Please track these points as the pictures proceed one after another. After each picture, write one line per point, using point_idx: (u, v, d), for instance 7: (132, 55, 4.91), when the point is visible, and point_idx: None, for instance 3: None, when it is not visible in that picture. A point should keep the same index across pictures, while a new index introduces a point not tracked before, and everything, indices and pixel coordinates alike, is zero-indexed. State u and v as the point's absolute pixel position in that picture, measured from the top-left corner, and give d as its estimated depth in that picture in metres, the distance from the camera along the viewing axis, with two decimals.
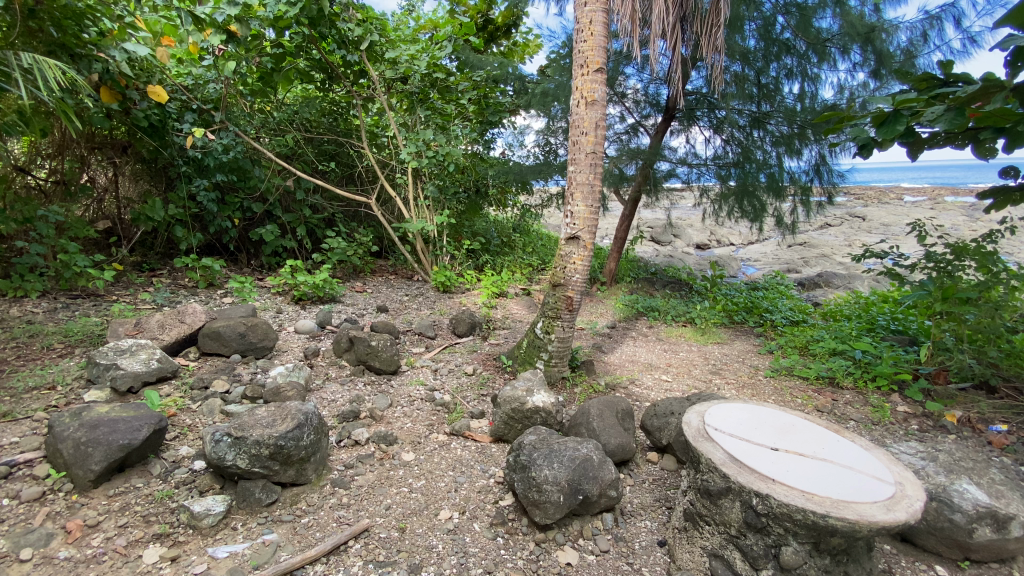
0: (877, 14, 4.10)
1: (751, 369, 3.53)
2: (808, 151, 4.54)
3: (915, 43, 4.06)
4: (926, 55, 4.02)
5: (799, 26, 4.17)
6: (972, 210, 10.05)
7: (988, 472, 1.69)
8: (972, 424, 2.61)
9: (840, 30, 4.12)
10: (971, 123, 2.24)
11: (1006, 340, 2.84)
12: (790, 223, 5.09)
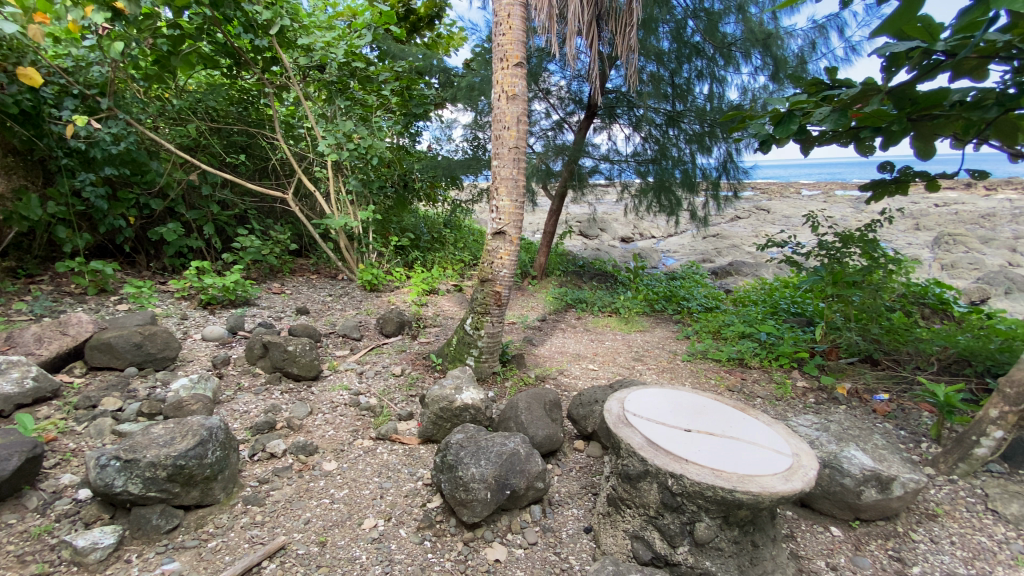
0: (773, 22, 4.41)
1: (670, 354, 3.71)
2: (717, 149, 4.84)
3: (807, 49, 4.42)
4: (814, 61, 4.40)
5: (707, 30, 4.41)
6: (857, 202, 11.23)
7: (872, 439, 1.87)
8: (859, 395, 2.90)
9: (743, 36, 4.41)
10: (852, 123, 2.49)
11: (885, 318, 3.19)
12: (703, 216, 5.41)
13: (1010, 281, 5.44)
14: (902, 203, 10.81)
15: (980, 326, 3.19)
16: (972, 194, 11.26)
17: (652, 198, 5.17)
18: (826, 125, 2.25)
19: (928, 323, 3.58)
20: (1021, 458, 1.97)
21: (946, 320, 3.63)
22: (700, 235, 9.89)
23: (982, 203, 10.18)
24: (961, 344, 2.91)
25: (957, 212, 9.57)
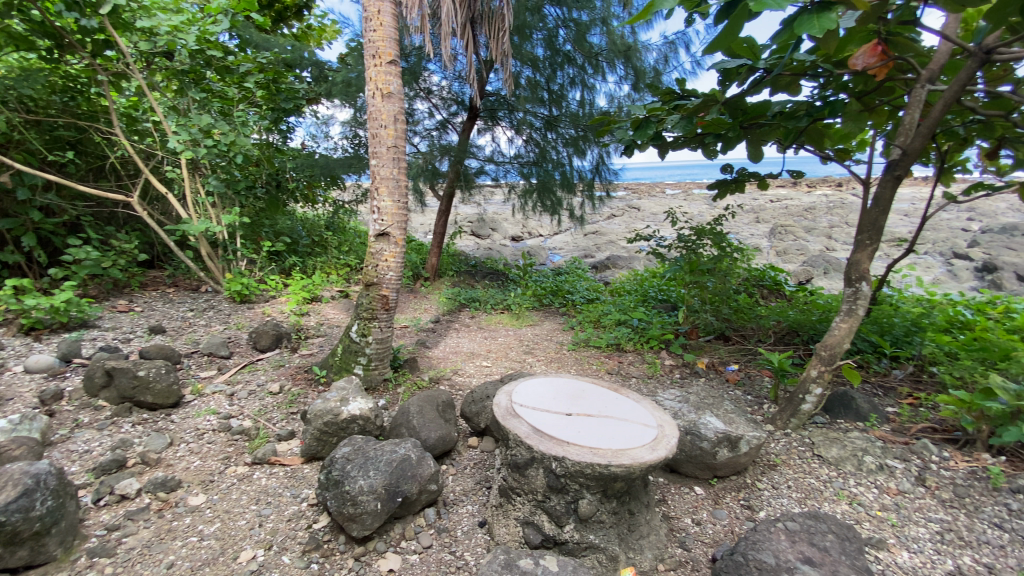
0: (633, 36, 4.79)
1: (557, 345, 3.91)
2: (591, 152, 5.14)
3: (662, 61, 4.89)
4: (668, 74, 4.89)
5: (576, 39, 4.67)
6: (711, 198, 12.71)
7: (724, 405, 2.14)
8: (715, 367, 3.30)
9: (607, 46, 4.73)
10: (699, 130, 2.82)
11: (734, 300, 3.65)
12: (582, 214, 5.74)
13: (826, 262, 6.52)
14: (746, 199, 12.44)
15: (805, 302, 3.79)
16: (798, 191, 13.30)
17: (534, 198, 5.39)
18: (678, 131, 2.52)
19: (767, 302, 4.18)
20: (837, 409, 2.40)
21: (780, 298, 4.27)
22: (582, 231, 10.51)
23: (805, 198, 12.09)
24: (790, 318, 3.47)
25: (787, 206, 11.23)
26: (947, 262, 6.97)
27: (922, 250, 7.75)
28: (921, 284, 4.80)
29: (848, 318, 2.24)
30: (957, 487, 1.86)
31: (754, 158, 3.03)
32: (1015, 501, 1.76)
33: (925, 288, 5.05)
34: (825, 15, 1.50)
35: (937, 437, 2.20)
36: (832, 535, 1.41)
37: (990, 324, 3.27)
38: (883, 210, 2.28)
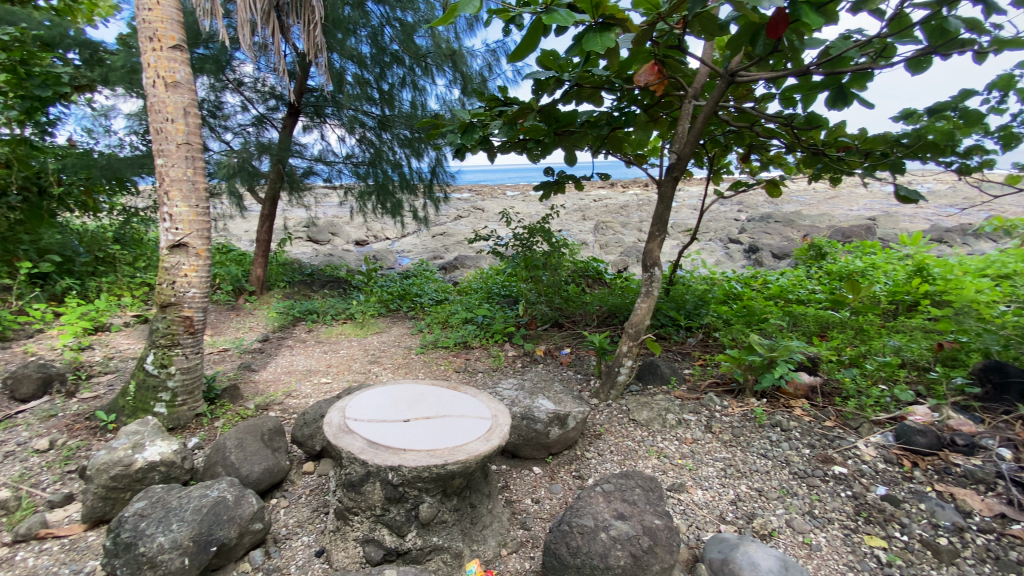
0: (458, 41, 4.87)
1: (404, 350, 3.82)
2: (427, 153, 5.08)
3: (487, 69, 5.06)
4: (493, 80, 5.09)
5: (403, 39, 4.55)
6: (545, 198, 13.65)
7: (553, 387, 2.32)
8: (552, 353, 3.55)
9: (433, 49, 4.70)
10: (522, 135, 2.99)
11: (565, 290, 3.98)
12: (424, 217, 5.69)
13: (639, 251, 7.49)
14: (573, 199, 13.65)
15: (621, 287, 4.30)
16: (615, 190, 15.03)
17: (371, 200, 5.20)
18: (502, 135, 2.66)
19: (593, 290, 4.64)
20: (647, 376, 2.78)
21: (604, 285, 4.78)
22: (428, 233, 10.44)
23: (622, 196, 13.70)
24: (610, 302, 3.89)
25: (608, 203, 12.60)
26: (726, 246, 8.54)
27: (708, 237, 9.36)
28: (707, 264, 5.79)
29: (647, 298, 2.61)
30: (733, 428, 2.28)
31: (569, 161, 3.34)
32: (772, 432, 2.23)
33: (710, 269, 6.11)
34: (607, 35, 1.71)
35: (720, 390, 2.68)
36: (640, 488, 1.62)
37: (753, 294, 4.09)
38: (668, 206, 2.71)
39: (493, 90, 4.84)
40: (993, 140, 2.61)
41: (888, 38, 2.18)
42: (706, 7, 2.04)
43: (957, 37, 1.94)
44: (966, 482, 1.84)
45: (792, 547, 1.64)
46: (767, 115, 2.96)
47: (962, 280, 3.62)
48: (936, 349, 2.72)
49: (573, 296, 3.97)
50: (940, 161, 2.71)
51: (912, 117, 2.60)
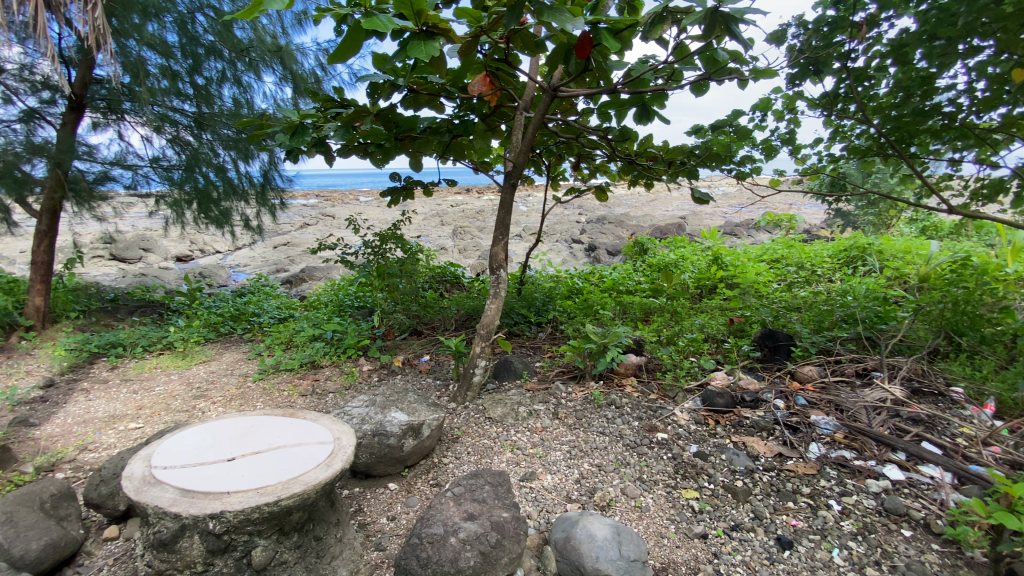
0: (286, 37, 4.49)
1: (239, 379, 3.40)
2: (257, 157, 4.60)
3: (321, 68, 4.69)
4: (329, 80, 4.78)
5: (220, 31, 4.05)
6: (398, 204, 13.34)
7: (407, 398, 2.28)
8: (409, 362, 3.47)
9: (257, 43, 4.26)
10: (358, 139, 2.87)
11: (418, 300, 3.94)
12: (258, 226, 5.12)
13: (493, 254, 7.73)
14: (426, 204, 13.54)
15: (478, 290, 4.40)
16: (469, 196, 15.28)
17: (190, 209, 4.51)
18: (337, 138, 2.52)
19: (450, 294, 4.68)
20: (502, 374, 2.89)
21: (461, 288, 4.86)
22: (268, 244, 9.48)
23: (475, 202, 14.01)
24: (467, 305, 3.96)
25: (461, 209, 12.75)
26: (570, 246, 9.24)
27: (555, 239, 10.04)
28: (553, 263, 6.20)
29: (495, 299, 2.71)
30: (577, 411, 2.48)
31: (413, 166, 3.31)
32: (609, 410, 2.48)
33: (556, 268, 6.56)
34: (431, 43, 1.74)
35: (565, 377, 2.90)
36: (489, 485, 1.67)
37: (591, 288, 4.50)
38: (509, 210, 2.83)
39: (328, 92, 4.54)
40: (757, 151, 3.23)
41: (676, 64, 2.57)
42: (524, 24, 2.19)
43: (725, 66, 2.37)
44: (753, 430, 2.23)
45: (626, 512, 1.80)
46: (590, 128, 3.27)
47: (746, 266, 4.42)
48: (730, 324, 3.28)
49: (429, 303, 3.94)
50: (723, 168, 3.29)
51: (701, 132, 3.10)
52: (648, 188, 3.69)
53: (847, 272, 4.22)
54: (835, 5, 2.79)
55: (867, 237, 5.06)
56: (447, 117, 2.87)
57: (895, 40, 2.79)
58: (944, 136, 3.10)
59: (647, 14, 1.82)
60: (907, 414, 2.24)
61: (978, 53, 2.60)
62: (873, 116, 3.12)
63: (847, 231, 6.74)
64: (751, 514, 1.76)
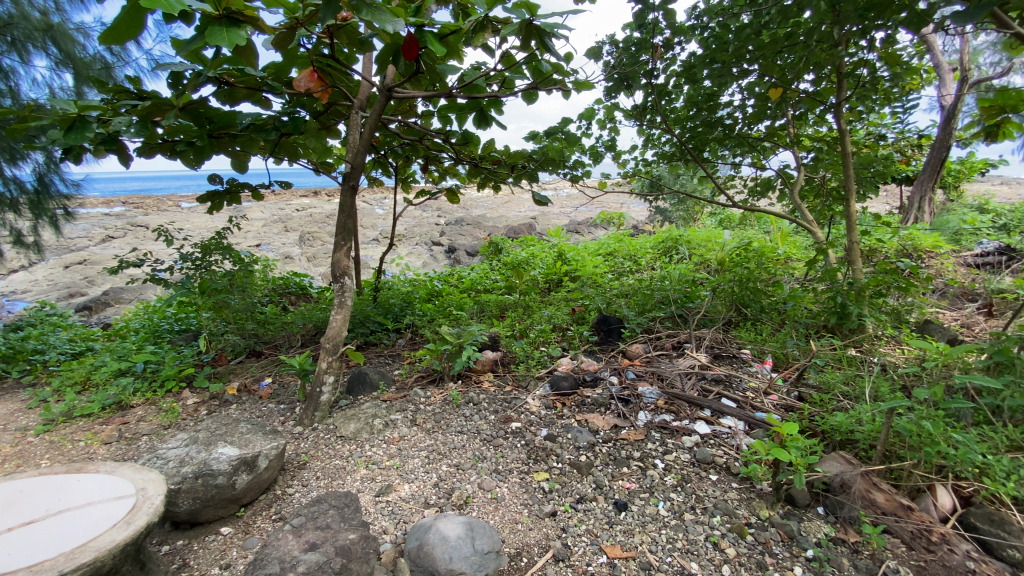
0: (60, 14, 3.66)
1: (14, 435, 2.69)
2: (29, 159, 3.67)
3: (114, 54, 3.93)
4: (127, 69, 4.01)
5: None
6: (231, 210, 11.87)
7: (238, 428, 2.04)
8: (247, 388, 3.09)
9: (18, 19, 3.41)
10: (162, 136, 2.48)
11: (254, 319, 3.58)
12: (35, 243, 4.24)
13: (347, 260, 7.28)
14: (266, 210, 12.26)
15: (326, 301, 4.13)
16: (316, 198, 14.24)
17: None
18: (130, 135, 2.14)
19: (295, 307, 4.31)
20: (356, 388, 2.75)
21: (307, 300, 4.52)
22: (57, 263, 7.72)
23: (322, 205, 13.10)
24: (314, 318, 3.69)
25: (308, 213, 11.81)
26: (429, 249, 9.15)
27: (413, 242, 9.85)
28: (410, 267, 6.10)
29: (341, 310, 2.57)
30: (434, 415, 2.47)
31: (236, 168, 2.96)
32: (466, 409, 2.51)
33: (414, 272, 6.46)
34: (234, 31, 1.56)
35: (424, 382, 2.87)
36: (333, 509, 1.69)
37: (450, 289, 4.55)
38: (350, 215, 2.68)
39: (124, 82, 3.84)
40: (586, 156, 3.55)
41: (506, 72, 2.69)
42: (348, 20, 2.10)
43: (549, 76, 2.55)
44: (594, 407, 2.46)
45: (483, 506, 1.83)
46: (431, 131, 3.26)
47: (586, 260, 4.83)
48: (573, 313, 3.57)
49: (269, 320, 3.63)
50: (559, 172, 3.54)
51: (536, 137, 3.30)
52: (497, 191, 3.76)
53: (665, 260, 4.86)
54: (638, 29, 3.17)
55: (680, 230, 5.89)
56: (275, 115, 2.62)
57: (686, 62, 3.28)
58: (727, 144, 3.75)
59: (468, 21, 1.88)
60: (711, 376, 2.67)
61: (745, 76, 3.18)
62: (675, 126, 3.64)
63: (669, 226, 7.77)
64: (593, 485, 1.92)
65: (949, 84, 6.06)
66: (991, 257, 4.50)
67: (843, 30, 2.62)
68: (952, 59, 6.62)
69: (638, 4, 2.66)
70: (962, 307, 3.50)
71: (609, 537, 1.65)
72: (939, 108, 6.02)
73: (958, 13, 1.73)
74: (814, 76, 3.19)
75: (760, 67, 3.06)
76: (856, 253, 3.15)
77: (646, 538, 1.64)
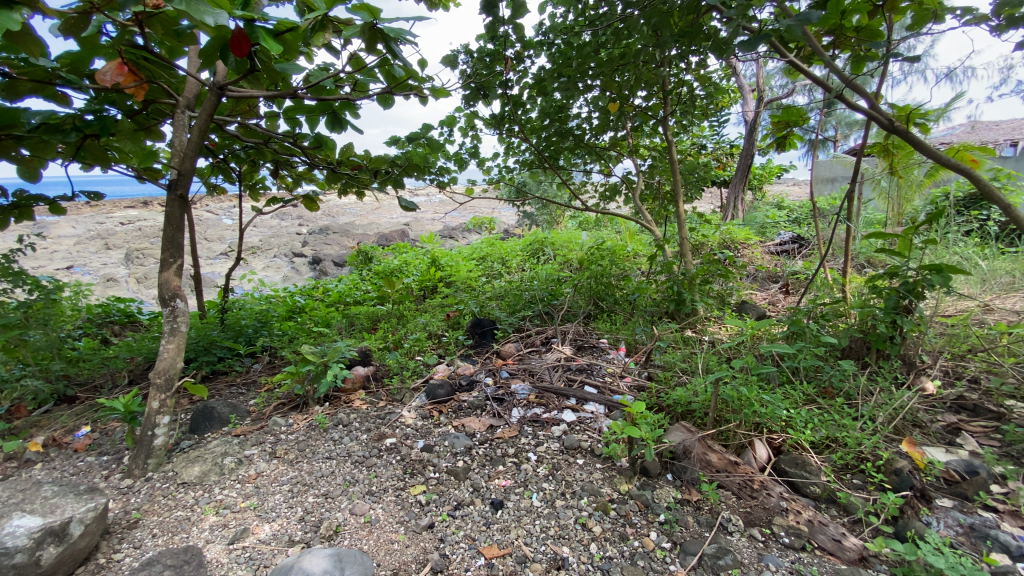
0: None
1: None
2: None
3: None
4: None
5: None
6: (26, 226, 9.68)
7: (39, 493, 1.67)
8: (56, 442, 2.53)
9: None
10: None
11: (62, 355, 3.03)
12: None
13: (189, 279, 6.40)
14: (77, 224, 10.27)
15: (159, 328, 3.57)
16: (144, 209, 12.28)
17: None
18: None
19: (119, 338, 3.66)
20: (202, 425, 2.42)
21: (135, 329, 3.87)
22: None
23: (153, 217, 11.35)
24: (145, 350, 3.16)
25: (136, 226, 10.16)
26: (291, 261, 8.45)
27: (271, 254, 9.00)
28: (265, 283, 5.57)
29: (173, 337, 2.24)
30: (298, 444, 2.28)
31: (24, 176, 2.42)
32: (335, 432, 2.36)
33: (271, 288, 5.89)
34: (1, 11, 1.28)
35: (285, 409, 2.63)
36: (169, 570, 1.55)
37: (314, 304, 4.26)
38: (179, 227, 2.33)
39: None
40: (451, 163, 3.57)
41: (357, 75, 2.58)
42: (164, 7, 1.84)
43: (404, 81, 2.50)
44: (470, 410, 2.47)
45: (355, 532, 1.73)
46: (278, 134, 3.00)
47: (458, 265, 4.86)
48: (447, 320, 3.57)
49: (84, 356, 3.10)
50: (424, 178, 3.50)
51: (398, 142, 3.22)
52: (359, 197, 3.59)
53: (533, 261, 5.08)
54: (490, 40, 3.27)
55: (543, 232, 6.22)
56: (75, 113, 2.20)
57: (537, 75, 3.47)
58: (579, 152, 4.06)
59: (306, 19, 1.76)
60: (575, 366, 2.86)
61: (589, 90, 3.46)
62: (532, 135, 3.83)
63: (536, 229, 8.16)
64: (471, 489, 1.92)
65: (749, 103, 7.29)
66: (786, 244, 5.47)
67: (665, 52, 2.99)
68: (751, 82, 7.97)
69: (488, 16, 2.73)
70: (768, 288, 4.21)
71: (486, 538, 1.67)
72: (744, 123, 7.19)
73: (744, 43, 2.07)
74: (646, 93, 3.59)
75: (602, 83, 3.35)
76: (687, 247, 3.61)
77: (521, 531, 1.68)
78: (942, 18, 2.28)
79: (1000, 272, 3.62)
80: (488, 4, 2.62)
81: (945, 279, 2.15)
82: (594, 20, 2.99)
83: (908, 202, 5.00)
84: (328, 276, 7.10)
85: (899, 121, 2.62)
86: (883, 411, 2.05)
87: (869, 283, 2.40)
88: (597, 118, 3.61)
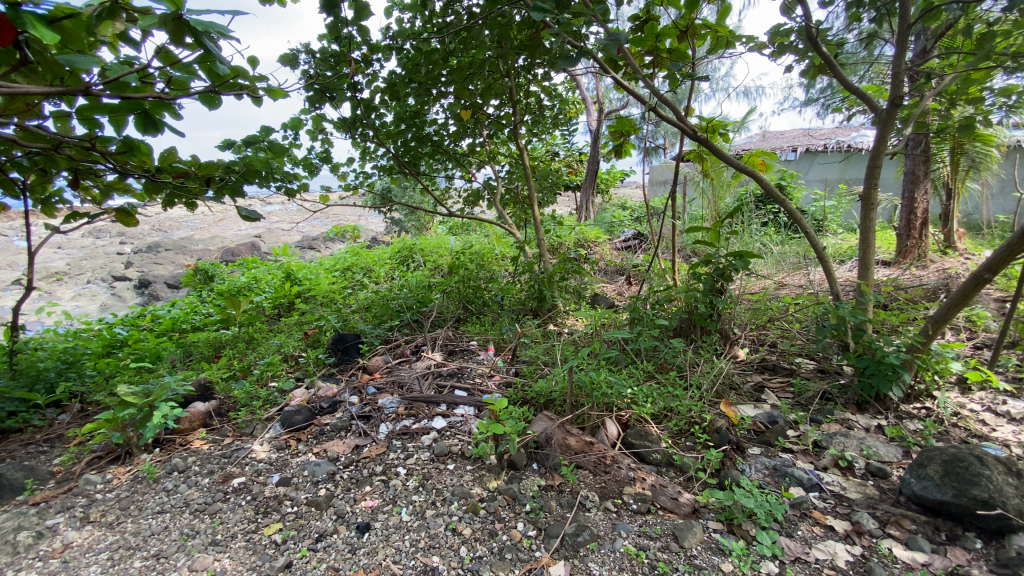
0: None
1: None
2: None
3: None
4: None
5: None
6: None
7: None
8: None
9: None
10: None
11: None
12: None
13: None
14: None
15: None
16: None
17: None
18: None
19: None
20: None
21: None
22: None
23: None
24: None
25: None
26: (110, 286, 7.16)
27: (83, 280, 7.55)
28: (71, 317, 4.65)
29: None
30: (120, 502, 1.94)
31: None
32: (169, 481, 2.05)
33: (80, 320, 4.92)
34: None
35: (102, 464, 2.22)
36: None
37: (138, 335, 3.67)
38: None
39: None
40: (299, 169, 3.33)
41: (170, 71, 2.25)
42: None
43: (230, 80, 2.26)
44: (334, 433, 2.33)
45: None
46: (72, 139, 2.50)
47: (318, 278, 4.55)
48: (304, 339, 3.31)
49: None
50: (269, 186, 3.21)
51: (233, 147, 2.91)
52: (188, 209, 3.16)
53: (402, 269, 4.97)
54: (334, 41, 3.10)
55: (409, 240, 6.12)
56: None
57: (387, 79, 3.38)
58: (438, 158, 4.06)
59: (91, 5, 1.49)
60: (445, 372, 2.85)
61: (443, 97, 3.48)
62: (388, 140, 3.73)
63: (403, 236, 8.00)
64: (334, 516, 1.81)
65: (592, 113, 7.97)
66: (631, 241, 6.10)
67: (509, 62, 3.12)
68: (592, 94, 8.72)
69: (329, 16, 2.59)
70: (617, 280, 4.63)
71: (352, 565, 1.58)
72: (589, 131, 7.85)
73: (572, 59, 2.25)
74: (498, 101, 3.73)
75: (454, 90, 3.38)
76: (545, 248, 3.82)
77: (390, 550, 1.63)
78: (733, 45, 2.71)
79: (788, 255, 4.44)
80: (328, 3, 2.48)
81: (746, 263, 2.57)
82: (441, 28, 3.00)
83: (721, 199, 5.88)
84: (161, 300, 6.17)
85: (706, 132, 3.06)
86: (707, 380, 2.38)
87: (691, 270, 2.76)
88: (452, 125, 3.65)
